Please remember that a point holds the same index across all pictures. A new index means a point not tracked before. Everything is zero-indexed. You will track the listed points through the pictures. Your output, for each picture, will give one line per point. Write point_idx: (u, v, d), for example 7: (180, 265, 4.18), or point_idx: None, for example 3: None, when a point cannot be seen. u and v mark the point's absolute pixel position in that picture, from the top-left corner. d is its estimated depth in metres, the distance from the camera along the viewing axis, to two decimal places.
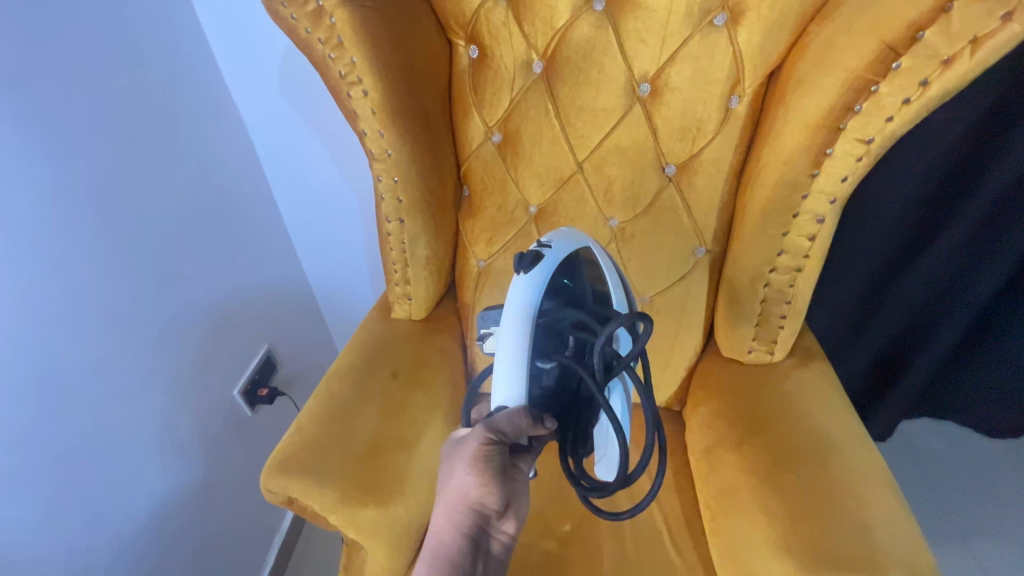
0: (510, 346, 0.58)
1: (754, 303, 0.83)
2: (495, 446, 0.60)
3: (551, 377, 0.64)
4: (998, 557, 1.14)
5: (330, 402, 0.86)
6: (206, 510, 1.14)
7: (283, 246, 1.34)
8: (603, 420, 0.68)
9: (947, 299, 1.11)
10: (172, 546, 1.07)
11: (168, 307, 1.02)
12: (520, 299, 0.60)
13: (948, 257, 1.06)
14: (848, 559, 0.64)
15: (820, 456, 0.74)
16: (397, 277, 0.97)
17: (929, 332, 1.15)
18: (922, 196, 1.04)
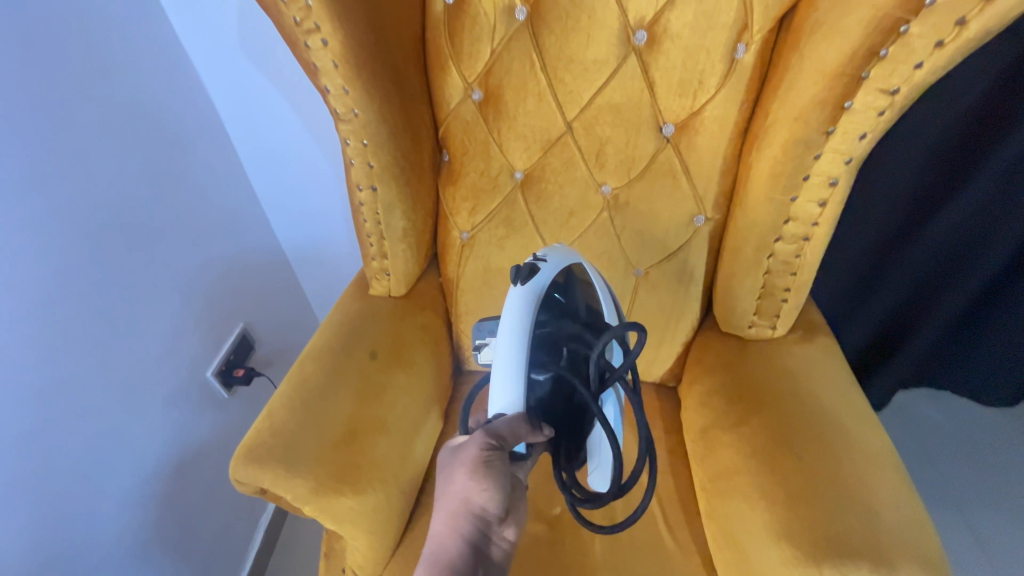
0: (507, 357, 0.55)
1: (757, 275, 0.77)
2: (495, 452, 0.55)
3: (546, 390, 0.59)
4: (991, 526, 1.13)
5: (303, 385, 0.80)
6: (186, 499, 1.09)
7: (256, 218, 1.26)
8: (598, 429, 0.64)
9: (945, 279, 1.07)
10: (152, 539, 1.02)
11: (131, 288, 0.94)
12: (516, 309, 0.56)
13: (948, 236, 1.02)
14: (852, 545, 0.61)
15: (823, 438, 0.70)
16: (373, 251, 0.90)
17: (933, 303, 1.10)
18: (926, 171, 1.00)
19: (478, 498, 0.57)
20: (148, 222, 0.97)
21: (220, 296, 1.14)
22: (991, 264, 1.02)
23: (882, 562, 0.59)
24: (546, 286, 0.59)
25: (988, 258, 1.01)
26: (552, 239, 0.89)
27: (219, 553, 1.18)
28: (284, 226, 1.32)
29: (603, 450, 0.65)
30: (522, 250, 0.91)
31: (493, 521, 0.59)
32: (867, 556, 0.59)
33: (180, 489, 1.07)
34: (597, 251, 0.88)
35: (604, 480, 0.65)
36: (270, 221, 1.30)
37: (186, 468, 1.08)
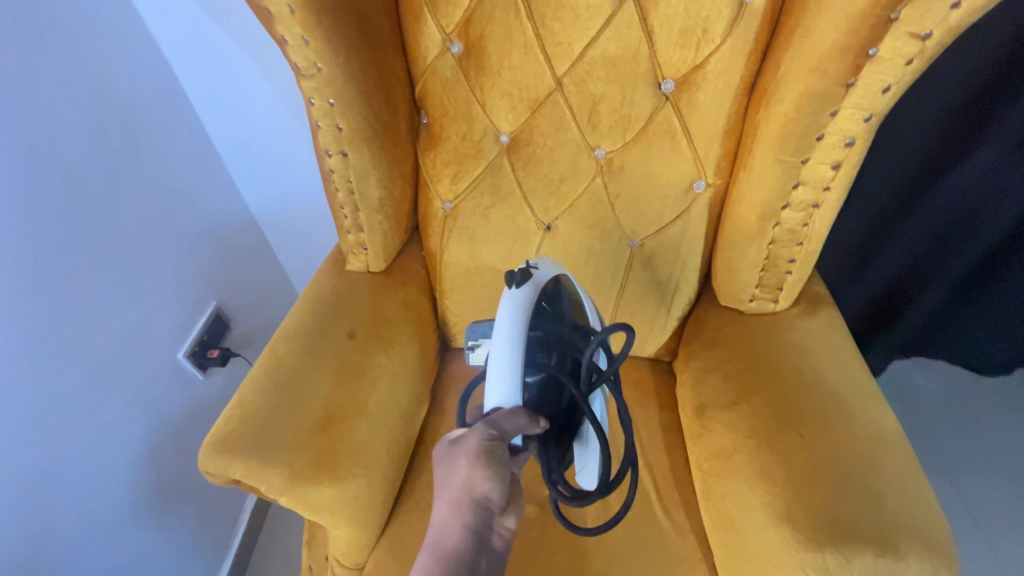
0: (502, 358, 0.52)
1: (760, 245, 0.72)
2: (497, 444, 0.51)
3: (538, 391, 0.57)
4: (981, 496, 1.13)
5: (276, 368, 0.75)
6: (166, 489, 1.03)
7: (224, 189, 1.15)
8: (588, 427, 0.61)
9: (940, 254, 1.04)
10: (128, 531, 0.96)
11: (85, 265, 0.86)
12: (512, 310, 0.54)
13: (947, 208, 1.00)
14: (856, 530, 0.57)
15: (825, 417, 0.66)
16: (348, 223, 0.83)
17: (935, 270, 1.06)
18: (932, 138, 0.97)
19: (481, 490, 0.52)
20: (96, 192, 0.88)
21: (187, 273, 1.06)
22: (988, 239, 0.99)
23: (887, 547, 0.56)
24: (540, 289, 0.57)
25: (986, 233, 0.98)
26: (542, 208, 0.83)
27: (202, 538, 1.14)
28: (257, 198, 1.22)
29: (591, 449, 0.61)
30: (509, 221, 0.85)
31: (494, 512, 0.53)
32: (871, 540, 0.57)
33: (158, 478, 1.01)
34: (590, 221, 0.83)
35: (593, 478, 0.62)
36: (241, 192, 1.20)
37: (162, 457, 1.02)
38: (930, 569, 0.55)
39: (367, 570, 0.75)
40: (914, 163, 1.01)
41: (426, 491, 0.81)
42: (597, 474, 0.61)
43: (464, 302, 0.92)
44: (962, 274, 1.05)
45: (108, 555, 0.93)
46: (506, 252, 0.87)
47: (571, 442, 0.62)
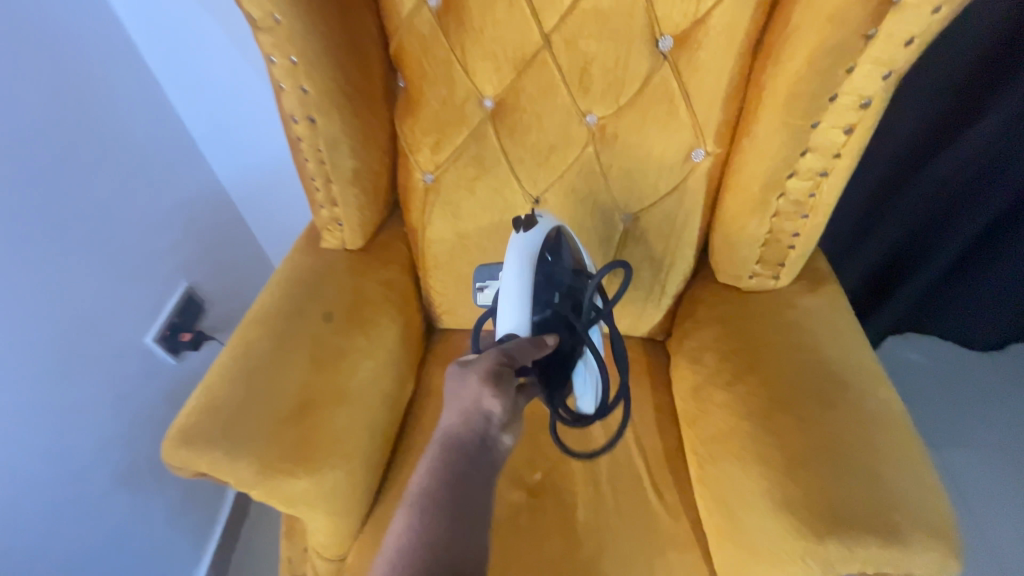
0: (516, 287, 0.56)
1: (762, 218, 0.67)
2: (506, 369, 0.52)
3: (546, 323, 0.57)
4: (982, 473, 1.10)
5: (246, 353, 0.70)
6: (147, 482, 0.97)
7: (191, 163, 1.07)
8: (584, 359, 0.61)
9: (938, 228, 1.01)
10: (113, 526, 0.91)
11: (38, 240, 0.79)
12: (520, 248, 0.58)
13: (946, 181, 0.96)
14: (860, 519, 0.55)
15: (828, 399, 0.63)
16: (321, 197, 0.77)
17: (933, 243, 1.03)
18: (933, 108, 0.93)
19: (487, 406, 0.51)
20: (47, 160, 0.80)
21: (153, 253, 0.99)
22: (987, 214, 0.96)
23: (891, 537, 0.53)
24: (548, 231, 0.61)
25: (985, 206, 0.96)
26: (529, 179, 0.77)
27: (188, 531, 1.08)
28: (228, 171, 1.13)
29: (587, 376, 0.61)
30: (495, 193, 0.79)
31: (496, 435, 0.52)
32: (875, 529, 0.54)
33: (139, 468, 0.95)
34: (581, 193, 0.77)
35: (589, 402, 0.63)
36: (212, 166, 1.12)
37: (141, 445, 0.96)
38: (935, 558, 0.53)
39: (350, 562, 0.72)
40: (918, 130, 0.96)
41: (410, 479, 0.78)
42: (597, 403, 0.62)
43: (448, 281, 0.87)
44: (960, 251, 1.02)
45: (92, 549, 0.87)
46: (492, 227, 0.82)
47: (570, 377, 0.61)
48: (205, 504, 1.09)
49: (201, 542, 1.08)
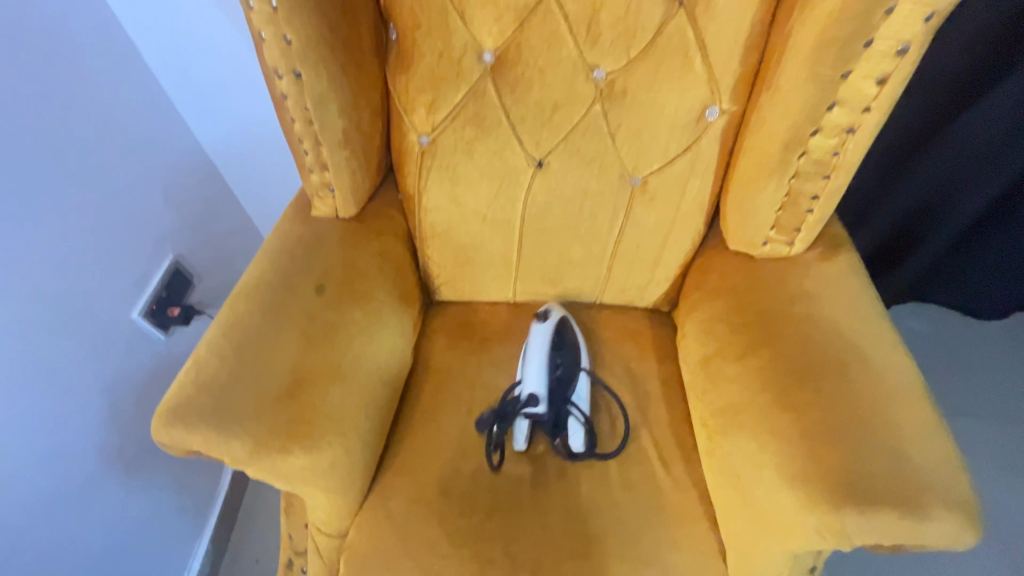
0: (534, 348, 0.79)
1: (780, 181, 0.63)
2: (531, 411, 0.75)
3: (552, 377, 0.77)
4: (993, 440, 1.07)
5: (235, 329, 0.66)
6: (138, 461, 0.94)
7: (170, 129, 1.00)
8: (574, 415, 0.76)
9: (951, 197, 1.00)
10: (106, 504, 0.88)
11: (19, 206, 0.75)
12: (540, 337, 0.80)
13: (965, 145, 0.94)
14: (878, 492, 0.52)
15: (844, 370, 0.60)
16: (310, 161, 0.72)
17: (947, 209, 1.01)
18: (960, 66, 0.90)
19: None
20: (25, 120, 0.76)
21: (134, 223, 0.94)
22: (1002, 182, 0.94)
23: (910, 510, 0.51)
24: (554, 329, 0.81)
25: (1002, 174, 0.94)
26: (532, 141, 0.73)
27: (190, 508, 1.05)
28: (212, 139, 1.07)
29: (580, 423, 0.75)
30: (495, 157, 0.74)
31: None
32: (894, 502, 0.52)
33: (134, 446, 0.93)
34: (586, 156, 0.73)
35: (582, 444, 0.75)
36: (194, 133, 1.06)
37: (134, 422, 0.93)
38: (956, 530, 0.51)
39: (350, 539, 0.71)
40: (936, 95, 0.94)
41: (410, 455, 0.76)
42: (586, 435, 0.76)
43: (446, 251, 0.84)
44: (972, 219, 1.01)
45: (92, 526, 0.86)
46: (491, 194, 0.77)
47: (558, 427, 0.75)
48: (201, 480, 1.07)
49: (200, 517, 1.06)
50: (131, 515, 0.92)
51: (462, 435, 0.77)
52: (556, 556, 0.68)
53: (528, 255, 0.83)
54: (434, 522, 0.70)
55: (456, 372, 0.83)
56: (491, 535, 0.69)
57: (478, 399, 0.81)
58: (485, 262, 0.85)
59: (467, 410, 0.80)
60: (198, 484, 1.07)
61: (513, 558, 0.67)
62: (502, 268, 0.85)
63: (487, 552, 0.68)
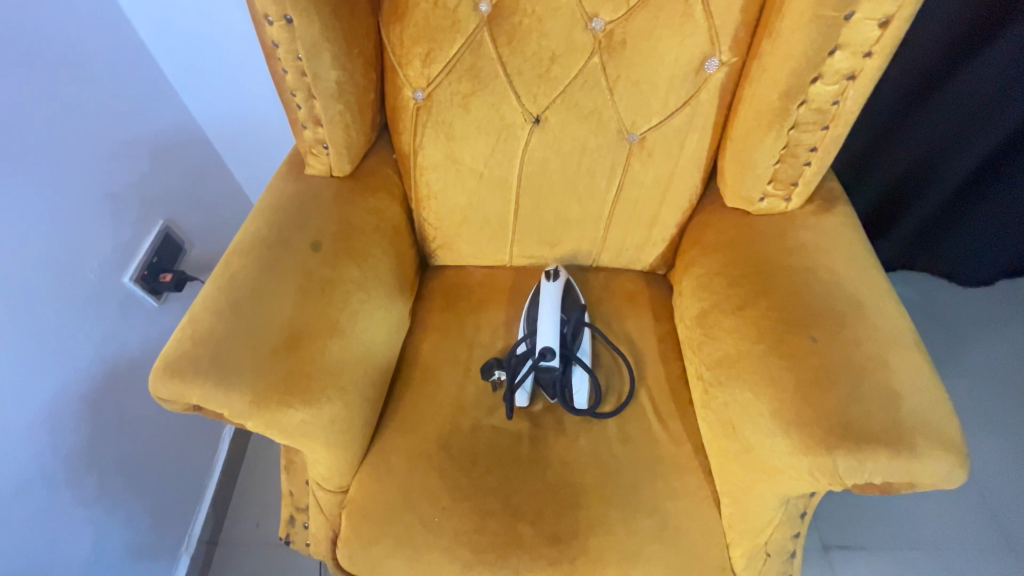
0: (545, 303, 0.77)
1: (780, 132, 0.63)
2: (538, 368, 0.74)
3: (562, 333, 0.77)
4: (983, 400, 1.09)
5: (231, 285, 0.66)
6: (134, 428, 0.93)
7: (157, 92, 0.97)
8: (578, 370, 0.76)
9: (945, 154, 1.00)
10: (103, 469, 0.88)
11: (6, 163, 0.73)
12: (552, 293, 0.78)
13: (961, 101, 0.94)
14: (870, 433, 0.54)
15: (839, 319, 0.61)
16: (303, 116, 0.71)
17: (930, 177, 1.04)
18: (962, 18, 0.88)
19: None
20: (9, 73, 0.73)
21: (122, 188, 0.91)
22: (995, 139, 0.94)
23: (901, 448, 0.52)
24: (562, 285, 0.80)
25: (994, 132, 0.94)
26: (529, 95, 0.72)
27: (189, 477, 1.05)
28: (202, 108, 1.05)
29: (583, 379, 0.76)
30: (492, 112, 0.73)
31: None
32: (884, 441, 0.53)
33: (133, 411, 0.93)
34: (584, 110, 0.72)
35: (584, 399, 0.76)
36: (183, 101, 1.03)
37: (132, 386, 0.93)
38: (942, 467, 0.52)
39: (352, 494, 0.71)
40: (921, 65, 0.95)
41: (409, 412, 0.76)
42: (588, 391, 0.76)
43: (443, 212, 0.83)
44: (964, 177, 1.01)
45: (92, 491, 0.86)
46: (488, 150, 0.77)
47: (563, 382, 0.75)
48: (200, 448, 1.08)
49: (199, 484, 1.07)
50: (131, 481, 0.92)
51: (461, 393, 0.78)
52: (555, 506, 0.69)
53: (525, 214, 0.83)
54: (434, 475, 0.71)
55: (454, 333, 0.84)
56: (491, 487, 0.70)
57: (477, 358, 0.82)
58: (482, 222, 0.84)
59: (465, 368, 0.80)
60: (197, 452, 1.07)
61: (513, 509, 0.69)
62: (499, 228, 0.85)
63: (487, 503, 0.69)
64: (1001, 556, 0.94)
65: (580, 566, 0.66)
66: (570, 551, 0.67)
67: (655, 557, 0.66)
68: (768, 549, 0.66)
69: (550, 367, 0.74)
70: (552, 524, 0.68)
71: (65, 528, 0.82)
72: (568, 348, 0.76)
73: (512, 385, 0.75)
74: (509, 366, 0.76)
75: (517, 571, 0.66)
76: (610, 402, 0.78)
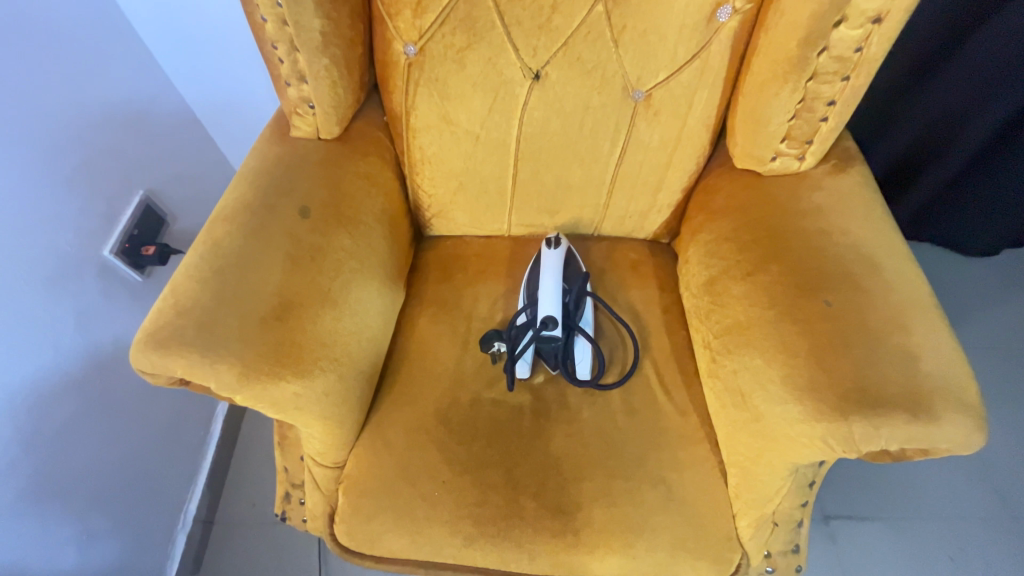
0: (547, 272, 0.74)
1: (796, 84, 0.60)
2: (538, 339, 0.71)
3: (564, 302, 0.74)
4: (987, 371, 1.08)
5: (215, 253, 0.62)
6: (123, 407, 0.90)
7: (131, 55, 0.91)
8: (581, 340, 0.74)
9: (960, 119, 0.96)
10: (92, 449, 0.85)
11: None
12: (554, 262, 0.75)
13: (978, 62, 0.89)
14: (888, 398, 0.51)
15: (853, 282, 0.58)
16: (286, 71, 0.66)
17: (947, 142, 1.00)
18: None
19: None
20: None
21: (96, 154, 0.86)
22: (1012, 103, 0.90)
23: (920, 413, 0.50)
24: (564, 254, 0.77)
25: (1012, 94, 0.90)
26: (528, 48, 0.67)
27: (181, 458, 1.02)
28: (182, 75, 0.99)
29: (586, 349, 0.74)
30: (488, 67, 0.69)
31: None
32: (902, 406, 0.51)
33: (120, 389, 0.90)
34: (587, 65, 0.68)
35: (588, 370, 0.74)
36: (160, 65, 0.96)
37: (118, 364, 0.89)
38: (962, 431, 0.50)
39: (349, 469, 0.69)
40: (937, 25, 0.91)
41: (406, 385, 0.74)
42: (592, 362, 0.74)
43: (438, 177, 0.79)
44: (980, 142, 0.98)
45: (80, 474, 0.83)
46: (485, 111, 0.72)
47: (566, 353, 0.72)
48: (192, 428, 1.05)
49: (192, 464, 1.04)
50: (120, 462, 0.90)
51: (459, 366, 0.75)
52: (558, 478, 0.67)
53: (524, 180, 0.79)
54: (433, 449, 0.69)
55: (451, 305, 0.81)
56: (492, 460, 0.68)
57: (475, 330, 0.79)
58: (478, 188, 0.80)
59: (463, 341, 0.78)
60: (189, 432, 1.04)
61: (515, 482, 0.67)
62: (496, 195, 0.81)
63: (488, 477, 0.67)
64: (1001, 526, 0.94)
65: (584, 537, 0.65)
66: (573, 523, 0.65)
67: (660, 528, 0.65)
68: (775, 519, 0.65)
69: (552, 337, 0.71)
70: (555, 497, 0.66)
71: (52, 508, 0.79)
72: (570, 318, 0.73)
73: (512, 356, 0.72)
74: (509, 337, 0.73)
75: (520, 544, 0.65)
76: (614, 374, 0.75)
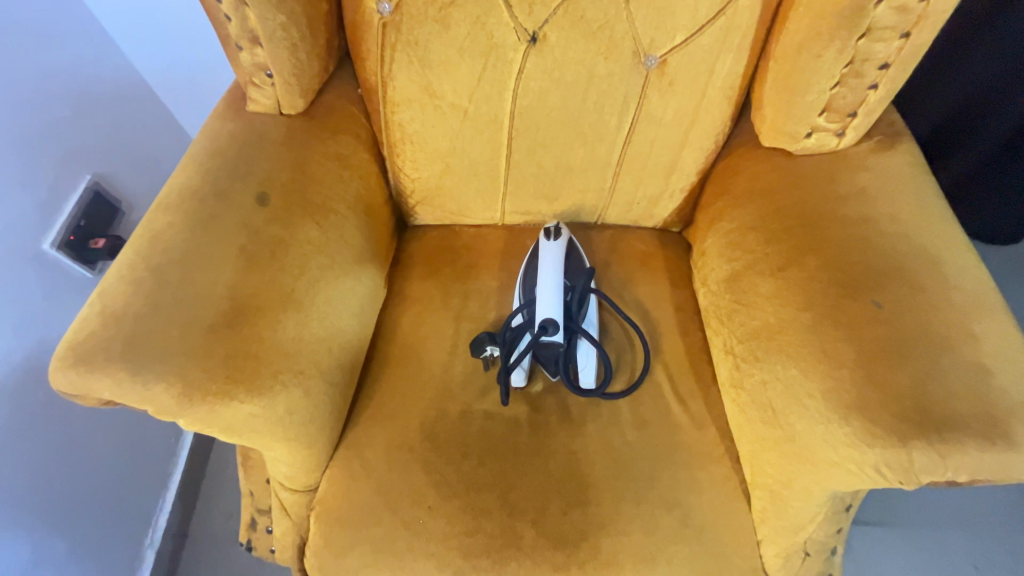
0: (545, 267, 0.65)
1: (845, 43, 0.51)
2: (535, 345, 0.62)
3: (564, 301, 0.65)
4: None
5: (154, 249, 0.52)
6: (75, 416, 0.80)
7: (71, 18, 0.80)
8: (585, 344, 0.65)
9: (1000, 95, 0.85)
10: (42, 464, 0.76)
11: None
12: (553, 256, 0.66)
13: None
14: (958, 420, 0.43)
15: (907, 280, 0.50)
16: (235, 32, 0.56)
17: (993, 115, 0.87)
18: None
19: None
20: None
21: (35, 132, 0.75)
22: None
23: (996, 439, 0.42)
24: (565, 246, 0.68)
25: None
26: (524, 4, 0.57)
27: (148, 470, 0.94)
28: (134, 44, 0.88)
29: (590, 354, 0.65)
30: (476, 28, 0.59)
31: None
32: (974, 429, 0.42)
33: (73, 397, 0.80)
34: (593, 24, 0.58)
35: (592, 378, 0.65)
36: (107, 31, 0.85)
37: None
38: None
39: (321, 493, 0.61)
40: None
41: (386, 397, 0.65)
42: (595, 369, 0.65)
43: (421, 159, 0.69)
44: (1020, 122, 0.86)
45: (30, 492, 0.74)
46: (473, 80, 0.62)
47: (566, 359, 0.63)
48: (160, 436, 0.96)
49: (161, 475, 0.95)
50: (76, 477, 0.81)
51: (447, 373, 0.67)
52: (560, 501, 0.59)
53: (519, 161, 0.69)
54: (417, 471, 0.60)
55: (437, 303, 0.71)
56: (485, 481, 0.60)
57: (465, 332, 0.70)
58: (468, 172, 0.71)
59: (452, 345, 0.69)
60: (157, 441, 0.95)
61: (511, 507, 0.59)
62: (488, 179, 0.71)
63: (481, 501, 0.59)
64: None
65: (591, 571, 0.56)
66: (578, 554, 0.57)
67: (676, 559, 0.56)
68: (808, 548, 0.57)
69: (552, 343, 0.62)
70: (557, 523, 0.58)
71: None
72: (570, 320, 0.64)
73: (506, 364, 0.63)
74: (503, 341, 0.64)
75: None
76: (620, 380, 0.67)
